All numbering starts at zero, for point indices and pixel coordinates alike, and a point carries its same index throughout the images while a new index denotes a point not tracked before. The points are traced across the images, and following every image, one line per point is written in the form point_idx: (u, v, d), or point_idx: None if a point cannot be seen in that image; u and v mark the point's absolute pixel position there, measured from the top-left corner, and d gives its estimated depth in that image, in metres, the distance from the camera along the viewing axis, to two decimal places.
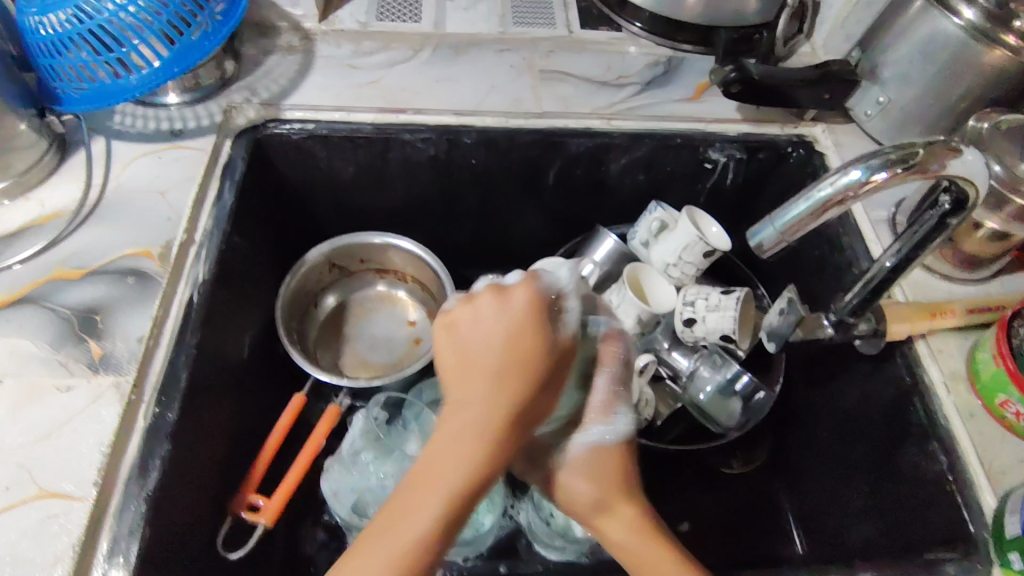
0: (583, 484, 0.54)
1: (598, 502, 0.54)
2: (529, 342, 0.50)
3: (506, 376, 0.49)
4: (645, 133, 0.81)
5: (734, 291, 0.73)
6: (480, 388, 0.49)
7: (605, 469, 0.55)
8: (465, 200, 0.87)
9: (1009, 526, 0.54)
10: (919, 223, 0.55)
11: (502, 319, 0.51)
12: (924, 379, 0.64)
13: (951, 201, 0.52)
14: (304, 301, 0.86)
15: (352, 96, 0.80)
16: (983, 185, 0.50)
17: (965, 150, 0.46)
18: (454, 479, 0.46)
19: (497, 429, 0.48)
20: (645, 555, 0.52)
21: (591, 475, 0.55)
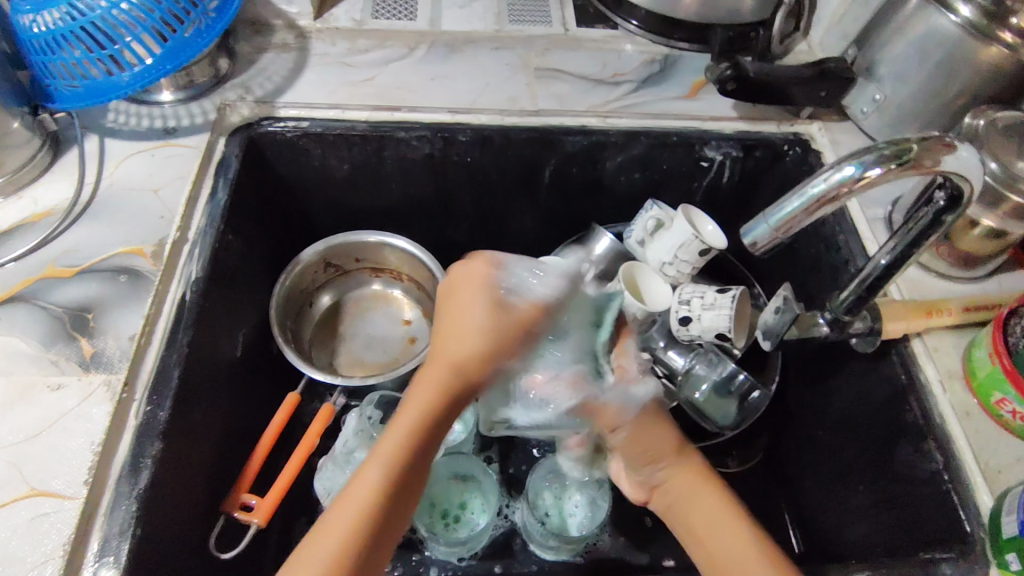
0: (650, 440, 0.58)
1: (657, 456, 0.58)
2: (489, 301, 0.56)
3: (460, 337, 0.55)
4: (641, 131, 0.81)
5: (730, 289, 0.73)
6: (449, 346, 0.55)
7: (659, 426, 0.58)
8: (460, 198, 0.87)
9: (1005, 526, 0.54)
10: (914, 220, 0.55)
11: (471, 284, 0.57)
12: (921, 377, 0.64)
13: (946, 198, 0.52)
14: (299, 300, 0.86)
15: (347, 94, 0.80)
16: (976, 181, 0.49)
17: (960, 146, 0.46)
18: (406, 430, 0.51)
19: (442, 396, 0.53)
20: (714, 502, 0.55)
21: (659, 427, 0.58)
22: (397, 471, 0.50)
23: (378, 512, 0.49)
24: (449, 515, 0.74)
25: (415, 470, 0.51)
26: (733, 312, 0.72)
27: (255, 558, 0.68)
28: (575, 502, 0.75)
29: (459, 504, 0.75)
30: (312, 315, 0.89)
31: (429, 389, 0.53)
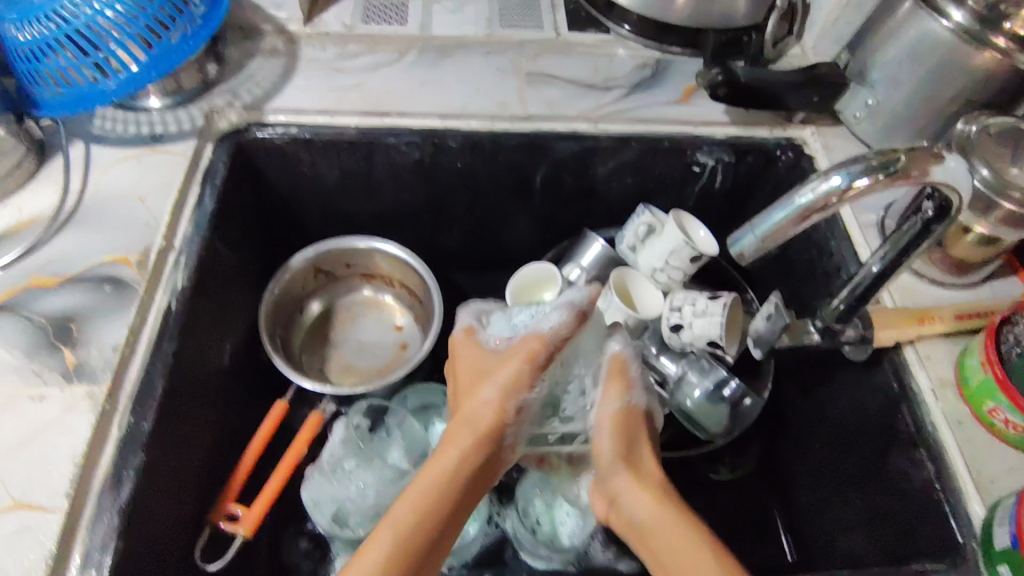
0: (624, 437, 0.59)
1: (618, 457, 0.57)
2: (486, 364, 0.61)
3: (472, 401, 0.57)
4: (632, 136, 0.80)
5: (721, 296, 0.72)
6: (454, 430, 0.55)
7: (630, 428, 0.60)
8: (451, 205, 0.86)
9: (998, 537, 0.53)
10: (904, 228, 0.54)
11: (474, 351, 0.63)
12: (913, 386, 0.63)
13: (934, 207, 0.51)
14: (288, 308, 0.85)
15: (336, 99, 0.79)
16: (966, 192, 0.48)
17: (950, 156, 0.45)
18: (422, 491, 0.50)
19: (460, 456, 0.53)
20: (666, 524, 0.51)
21: (623, 433, 0.59)
22: (423, 521, 0.49)
23: (403, 561, 0.47)
24: None
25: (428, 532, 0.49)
26: (724, 318, 0.71)
27: (242, 569, 0.67)
28: (567, 511, 0.73)
29: None
30: (301, 323, 0.88)
31: (454, 445, 0.54)
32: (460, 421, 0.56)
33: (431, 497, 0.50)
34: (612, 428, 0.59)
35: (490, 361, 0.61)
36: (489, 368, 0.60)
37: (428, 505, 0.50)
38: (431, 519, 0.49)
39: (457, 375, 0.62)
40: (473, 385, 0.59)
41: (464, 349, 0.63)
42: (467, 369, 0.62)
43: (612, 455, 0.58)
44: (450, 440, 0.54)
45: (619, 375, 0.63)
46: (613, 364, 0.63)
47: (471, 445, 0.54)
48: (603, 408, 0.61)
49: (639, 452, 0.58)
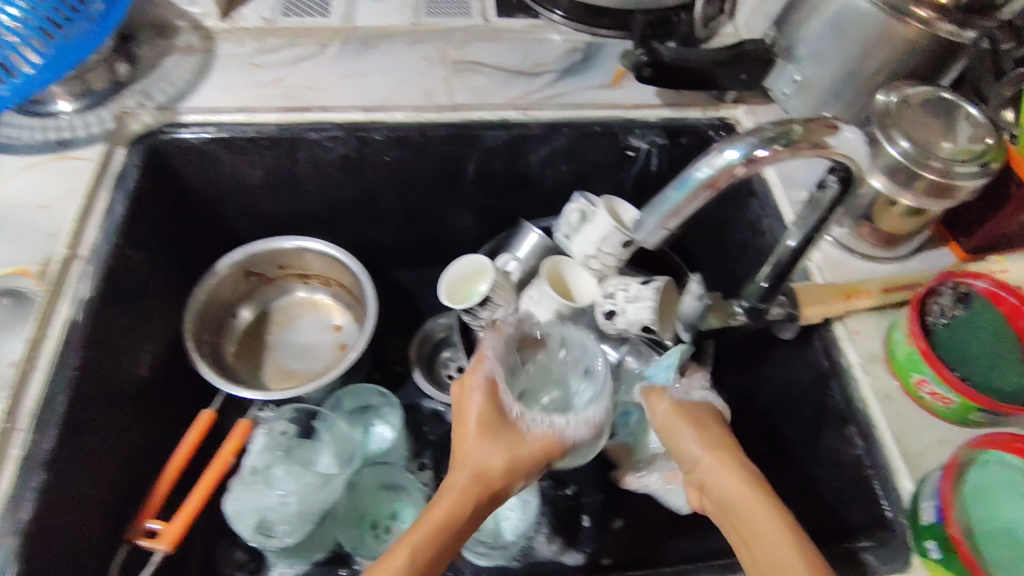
0: (698, 422, 0.61)
1: (702, 443, 0.59)
2: (498, 418, 0.57)
3: (480, 441, 0.55)
4: (562, 122, 0.78)
5: (653, 280, 0.71)
6: (454, 473, 0.54)
7: (706, 419, 0.62)
8: (383, 201, 0.84)
9: (924, 512, 0.53)
10: (817, 203, 0.53)
11: (488, 404, 0.57)
12: (842, 361, 0.63)
13: (838, 181, 0.50)
14: (219, 313, 0.83)
15: (254, 96, 0.76)
16: (865, 162, 0.47)
17: (843, 127, 0.44)
18: (443, 514, 0.50)
19: (479, 490, 0.52)
20: (760, 508, 0.51)
21: (696, 422, 0.61)
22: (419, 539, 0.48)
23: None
24: (379, 525, 0.71)
25: (447, 549, 0.49)
26: (655, 303, 0.71)
27: None
28: (508, 505, 0.74)
29: (389, 515, 0.72)
30: (235, 328, 0.86)
31: (459, 479, 0.53)
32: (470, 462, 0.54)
33: (436, 524, 0.49)
34: (681, 417, 0.61)
35: (502, 425, 0.57)
36: (500, 429, 0.56)
37: (441, 531, 0.49)
38: (447, 536, 0.49)
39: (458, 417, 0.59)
40: (479, 428, 0.56)
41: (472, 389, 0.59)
42: (477, 421, 0.57)
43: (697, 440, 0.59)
44: (457, 474, 0.53)
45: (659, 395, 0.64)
46: (650, 397, 0.65)
47: (480, 490, 0.52)
48: (657, 407, 0.63)
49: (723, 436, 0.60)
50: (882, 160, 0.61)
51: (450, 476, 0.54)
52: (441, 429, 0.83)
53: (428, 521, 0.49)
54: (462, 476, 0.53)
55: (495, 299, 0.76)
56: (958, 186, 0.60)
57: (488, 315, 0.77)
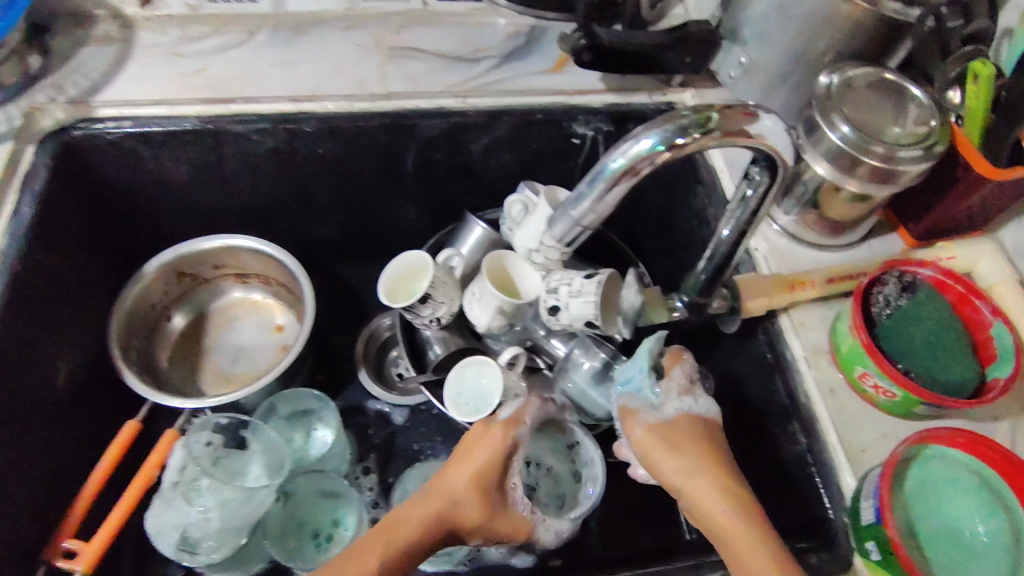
0: (690, 445, 0.57)
1: (703, 464, 0.55)
2: (496, 466, 0.58)
3: (467, 490, 0.56)
4: (502, 110, 0.75)
5: (597, 273, 0.68)
6: (415, 508, 0.55)
7: (689, 436, 0.57)
8: (320, 196, 0.81)
9: (863, 512, 0.51)
10: (748, 194, 0.51)
11: (495, 454, 0.58)
12: (787, 354, 0.61)
13: (762, 172, 0.48)
14: (150, 316, 0.79)
15: (175, 87, 0.72)
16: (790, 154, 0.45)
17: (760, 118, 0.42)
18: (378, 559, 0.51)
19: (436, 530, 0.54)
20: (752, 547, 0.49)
21: (692, 441, 0.57)
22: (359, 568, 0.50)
23: None
24: (320, 535, 0.70)
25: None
26: (598, 298, 0.67)
27: None
28: None
29: (331, 522, 0.71)
30: (170, 331, 0.82)
31: (423, 514, 0.55)
32: (440, 501, 0.56)
33: (380, 559, 0.51)
34: (672, 432, 0.57)
35: (498, 483, 0.58)
36: (494, 483, 0.57)
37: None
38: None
39: (467, 448, 0.59)
40: (472, 479, 0.57)
41: (489, 440, 0.59)
42: (473, 469, 0.57)
43: (694, 462, 0.55)
44: (419, 507, 0.55)
45: (630, 417, 0.59)
46: (624, 421, 0.60)
47: (440, 529, 0.54)
48: (634, 427, 0.59)
49: (711, 456, 0.56)
50: (824, 145, 0.59)
51: (412, 506, 0.56)
52: (386, 431, 0.80)
53: (372, 554, 0.51)
54: (422, 509, 0.55)
55: (435, 297, 0.72)
56: (900, 171, 0.58)
57: (429, 313, 0.73)
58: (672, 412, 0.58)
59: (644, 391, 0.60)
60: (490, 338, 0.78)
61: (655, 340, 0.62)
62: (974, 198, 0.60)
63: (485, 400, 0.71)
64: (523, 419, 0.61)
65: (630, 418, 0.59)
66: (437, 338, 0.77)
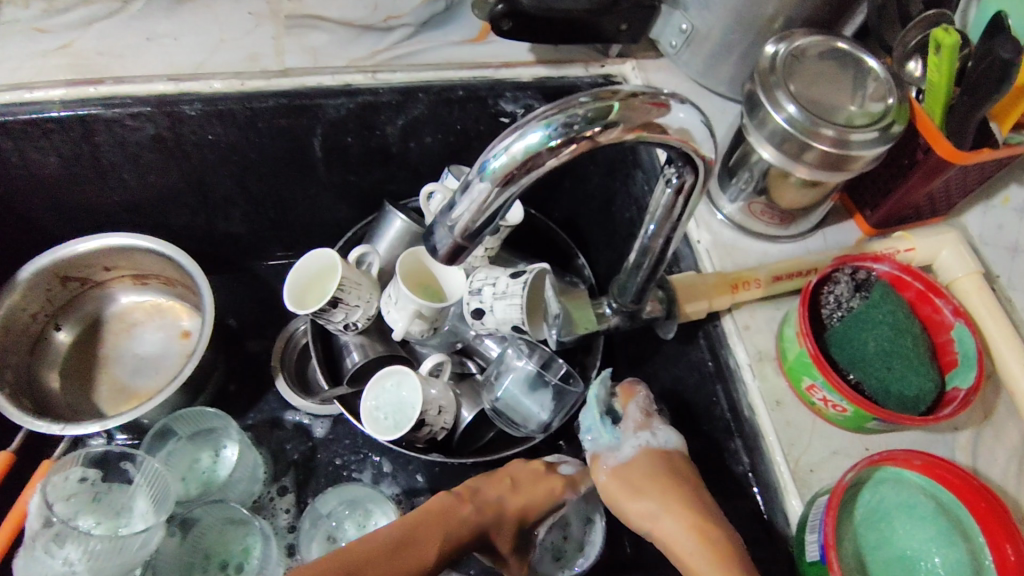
0: (648, 477, 0.54)
1: (672, 490, 0.53)
2: (536, 499, 0.62)
3: (511, 518, 0.61)
4: (418, 87, 0.66)
5: (523, 273, 0.60)
6: (460, 508, 0.58)
7: (650, 476, 0.54)
8: (219, 187, 0.72)
9: (809, 547, 0.46)
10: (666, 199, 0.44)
11: (540, 494, 0.62)
12: (730, 362, 0.55)
13: (678, 174, 0.41)
14: (33, 328, 0.71)
15: (34, 68, 0.62)
16: (709, 150, 0.38)
17: (664, 107, 0.35)
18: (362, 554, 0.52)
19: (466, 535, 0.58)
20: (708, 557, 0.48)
21: (656, 472, 0.54)
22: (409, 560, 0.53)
23: None
24: (230, 565, 0.63)
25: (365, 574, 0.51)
26: (524, 301, 0.60)
27: None
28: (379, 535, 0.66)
29: (241, 550, 0.64)
30: (59, 342, 0.74)
31: (474, 517, 0.58)
32: (484, 509, 0.60)
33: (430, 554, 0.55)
34: (639, 468, 0.55)
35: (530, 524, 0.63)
36: (527, 514, 0.62)
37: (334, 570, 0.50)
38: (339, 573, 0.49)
39: (521, 477, 0.63)
40: (521, 511, 0.61)
41: (543, 481, 0.63)
42: (524, 500, 0.61)
43: (662, 493, 0.53)
44: (471, 509, 0.59)
45: (597, 463, 0.57)
46: (591, 466, 0.58)
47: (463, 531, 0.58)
48: (600, 472, 0.57)
49: (677, 490, 0.53)
50: (769, 128, 0.52)
51: (460, 503, 0.59)
52: (306, 445, 0.73)
53: (428, 546, 0.55)
54: (474, 515, 0.59)
55: (346, 300, 0.64)
56: (852, 156, 0.51)
57: (342, 318, 0.66)
58: (631, 450, 0.56)
59: (601, 429, 0.57)
60: (415, 343, 0.71)
61: (602, 382, 0.59)
62: (937, 181, 0.54)
63: (404, 414, 0.62)
64: (579, 486, 0.64)
65: (597, 463, 0.57)
66: (355, 343, 0.69)
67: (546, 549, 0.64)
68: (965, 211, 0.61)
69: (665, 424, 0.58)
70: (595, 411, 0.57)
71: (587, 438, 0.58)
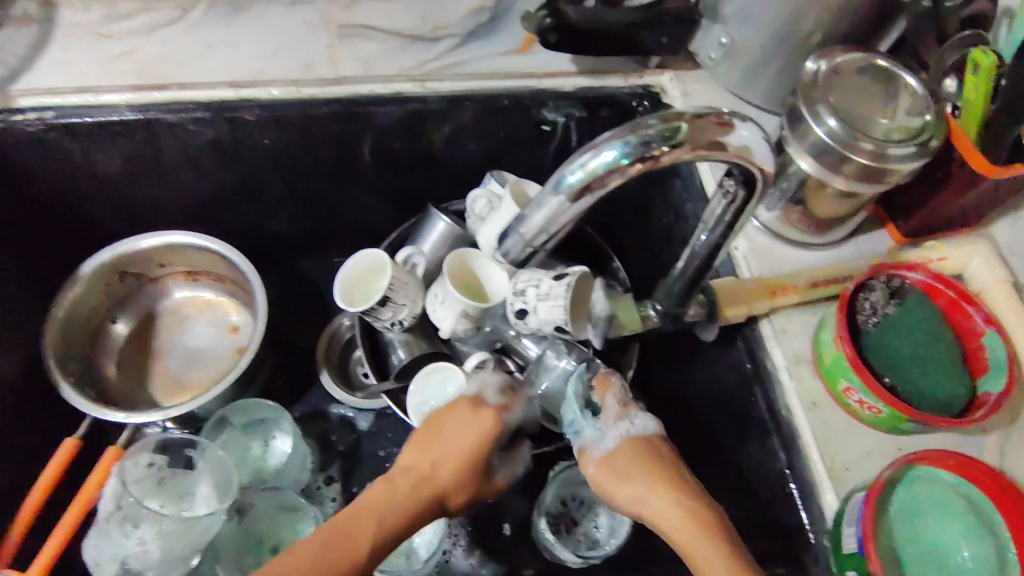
0: (627, 464, 0.54)
1: (653, 475, 0.53)
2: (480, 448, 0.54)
3: (456, 476, 0.53)
4: (465, 95, 0.69)
5: (566, 275, 0.61)
6: (391, 483, 0.51)
7: (634, 461, 0.54)
8: (270, 189, 0.75)
9: (847, 540, 0.49)
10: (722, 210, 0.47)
11: (471, 432, 0.54)
12: (767, 365, 0.58)
13: (738, 184, 0.43)
14: (92, 321, 0.75)
15: (100, 73, 0.65)
16: (768, 165, 0.41)
17: (731, 126, 0.38)
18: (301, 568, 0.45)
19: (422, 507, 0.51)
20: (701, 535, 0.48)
21: (638, 459, 0.54)
22: (341, 559, 0.46)
23: None
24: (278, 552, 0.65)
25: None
26: (568, 302, 0.61)
27: None
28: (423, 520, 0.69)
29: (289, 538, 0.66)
30: (115, 335, 0.77)
31: (411, 489, 0.51)
32: (417, 486, 0.51)
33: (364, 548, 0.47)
34: (620, 456, 0.54)
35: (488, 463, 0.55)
36: (476, 462, 0.54)
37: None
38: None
39: (441, 431, 0.55)
40: (462, 462, 0.53)
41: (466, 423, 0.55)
42: (466, 448, 0.54)
43: (645, 479, 0.53)
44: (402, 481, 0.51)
45: (581, 459, 0.57)
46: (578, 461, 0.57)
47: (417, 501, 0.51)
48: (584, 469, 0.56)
49: (662, 475, 0.53)
50: (809, 140, 0.55)
51: (390, 480, 0.51)
52: (350, 438, 0.76)
53: (367, 534, 0.48)
54: (412, 486, 0.51)
55: (395, 299, 0.67)
56: (890, 169, 0.53)
57: (390, 316, 0.68)
58: (613, 439, 0.55)
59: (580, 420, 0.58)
60: (457, 341, 0.74)
61: (579, 379, 0.60)
62: (970, 194, 0.56)
63: None
64: (512, 408, 0.59)
65: (583, 458, 0.56)
66: (399, 341, 0.72)
67: (578, 531, 0.69)
68: (996, 221, 0.63)
69: (642, 412, 0.58)
70: (574, 406, 0.58)
71: (570, 434, 0.58)
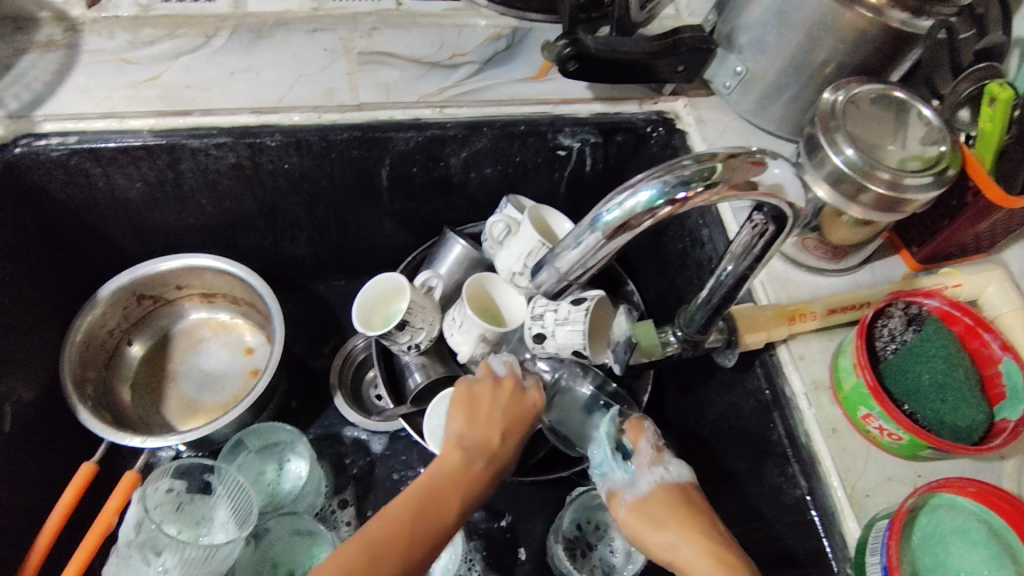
0: (659, 508, 0.53)
1: (686, 522, 0.51)
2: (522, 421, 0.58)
3: (508, 446, 0.56)
4: (484, 121, 0.70)
5: (585, 300, 0.62)
6: (453, 458, 0.53)
7: (666, 508, 0.52)
8: (288, 213, 0.76)
9: (870, 566, 0.49)
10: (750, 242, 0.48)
11: (512, 403, 0.58)
12: (786, 391, 0.58)
13: (768, 219, 0.45)
14: (108, 343, 0.75)
15: (123, 99, 0.66)
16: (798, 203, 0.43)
17: (765, 166, 0.40)
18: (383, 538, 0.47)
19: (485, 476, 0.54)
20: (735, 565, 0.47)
21: (669, 503, 0.53)
22: (432, 532, 0.49)
23: None
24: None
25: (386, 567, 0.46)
26: (587, 327, 0.62)
27: None
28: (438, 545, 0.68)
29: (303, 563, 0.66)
30: (131, 357, 0.78)
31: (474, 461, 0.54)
32: (491, 457, 0.55)
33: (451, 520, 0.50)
34: (654, 501, 0.53)
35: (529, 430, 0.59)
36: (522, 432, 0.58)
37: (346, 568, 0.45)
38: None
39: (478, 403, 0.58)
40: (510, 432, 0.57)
41: (519, 401, 0.59)
42: (510, 419, 0.57)
43: (677, 525, 0.51)
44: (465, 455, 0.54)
45: (614, 500, 0.55)
46: (608, 504, 0.56)
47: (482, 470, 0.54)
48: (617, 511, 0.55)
49: (697, 522, 0.51)
50: (827, 168, 0.56)
51: (456, 456, 0.54)
52: (364, 460, 0.76)
53: (443, 507, 0.50)
54: (474, 460, 0.54)
55: (413, 323, 0.67)
56: (907, 198, 0.54)
57: (407, 340, 0.68)
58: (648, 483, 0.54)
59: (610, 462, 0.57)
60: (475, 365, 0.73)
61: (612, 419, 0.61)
62: (983, 223, 0.57)
63: None
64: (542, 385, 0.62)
65: (616, 501, 0.55)
66: (417, 364, 0.72)
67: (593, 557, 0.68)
68: (1007, 248, 0.64)
69: (675, 458, 0.57)
70: (605, 447, 0.58)
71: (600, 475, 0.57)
